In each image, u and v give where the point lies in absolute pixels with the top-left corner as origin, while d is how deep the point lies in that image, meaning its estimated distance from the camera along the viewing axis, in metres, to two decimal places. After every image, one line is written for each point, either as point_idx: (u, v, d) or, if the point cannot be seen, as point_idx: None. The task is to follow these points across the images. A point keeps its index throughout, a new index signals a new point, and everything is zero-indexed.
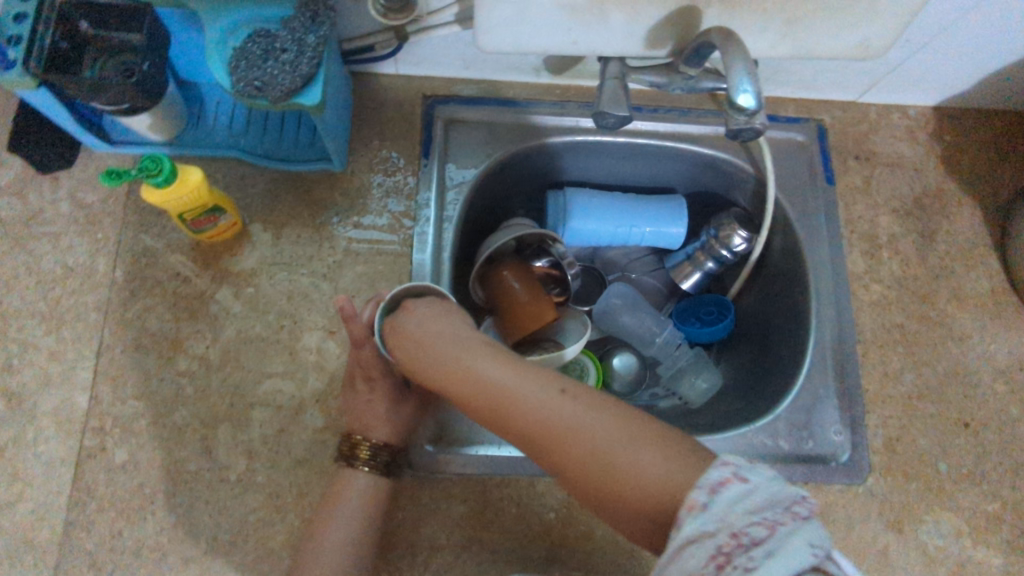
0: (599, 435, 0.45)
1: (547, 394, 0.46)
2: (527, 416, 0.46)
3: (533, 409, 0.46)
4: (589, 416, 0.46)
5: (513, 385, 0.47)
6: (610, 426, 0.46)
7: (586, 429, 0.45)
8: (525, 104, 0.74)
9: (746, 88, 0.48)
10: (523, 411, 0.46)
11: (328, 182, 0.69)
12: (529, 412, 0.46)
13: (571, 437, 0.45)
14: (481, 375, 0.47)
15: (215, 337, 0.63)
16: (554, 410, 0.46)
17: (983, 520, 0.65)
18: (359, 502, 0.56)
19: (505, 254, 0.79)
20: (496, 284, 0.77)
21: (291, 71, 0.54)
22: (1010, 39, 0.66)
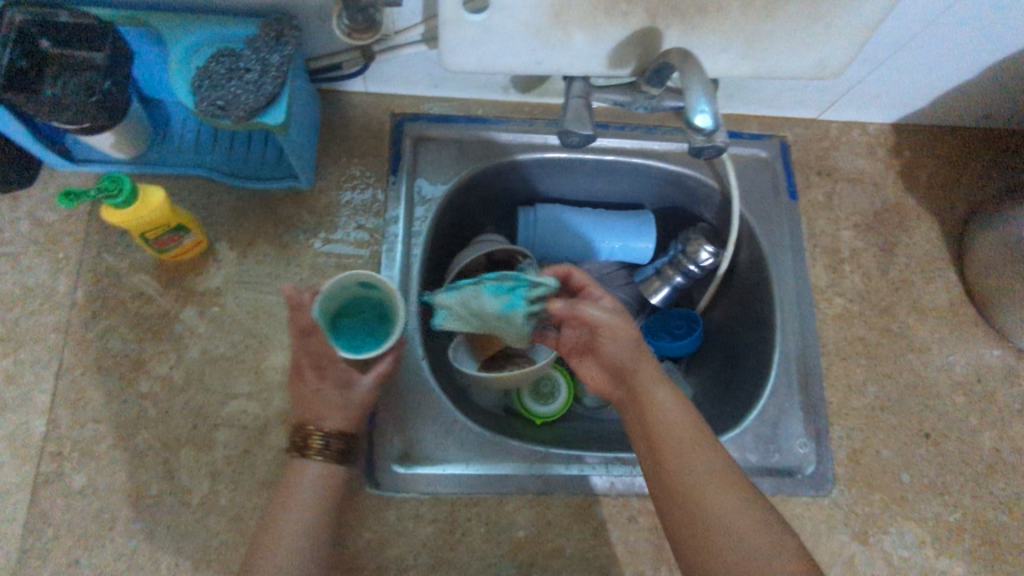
0: (731, 519, 0.49)
1: (699, 435, 0.53)
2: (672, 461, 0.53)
3: (687, 444, 0.53)
4: (731, 500, 0.50)
5: (674, 417, 0.54)
6: (745, 516, 0.50)
7: (719, 505, 0.50)
8: (494, 122, 0.74)
9: (702, 108, 0.48)
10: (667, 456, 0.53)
11: (295, 200, 0.68)
12: (679, 440, 0.53)
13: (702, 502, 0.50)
14: (658, 409, 0.55)
15: (178, 357, 0.62)
16: (705, 480, 0.51)
17: (945, 530, 0.66)
18: (303, 505, 0.55)
19: (477, 270, 0.80)
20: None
21: (253, 92, 0.54)
22: (963, 59, 0.68)
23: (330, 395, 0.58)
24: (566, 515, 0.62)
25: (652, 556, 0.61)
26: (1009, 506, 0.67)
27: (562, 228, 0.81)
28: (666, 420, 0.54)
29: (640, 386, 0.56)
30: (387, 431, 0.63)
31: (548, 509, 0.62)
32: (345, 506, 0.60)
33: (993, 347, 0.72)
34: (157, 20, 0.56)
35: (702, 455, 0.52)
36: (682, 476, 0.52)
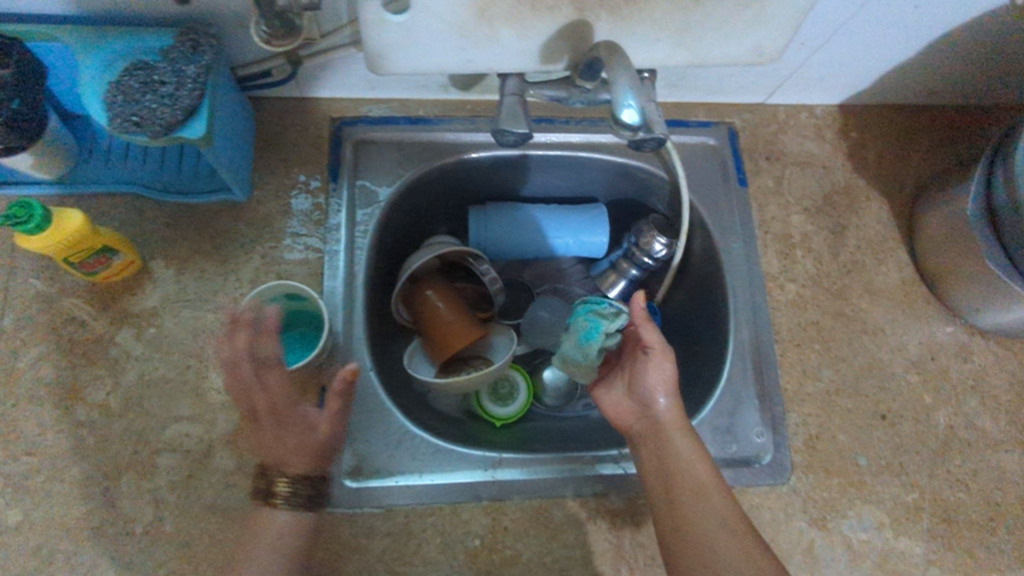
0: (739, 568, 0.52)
1: (700, 472, 0.57)
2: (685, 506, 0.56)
3: (690, 479, 0.57)
4: (740, 548, 0.53)
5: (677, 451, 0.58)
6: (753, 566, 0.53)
7: (728, 553, 0.53)
8: (435, 122, 0.72)
9: (630, 103, 0.46)
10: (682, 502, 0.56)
11: (231, 212, 0.66)
12: (680, 473, 0.57)
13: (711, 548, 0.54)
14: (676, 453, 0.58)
15: (115, 382, 0.60)
16: (717, 528, 0.54)
17: (903, 511, 0.66)
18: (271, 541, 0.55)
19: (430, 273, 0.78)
20: (420, 306, 0.75)
21: (170, 105, 0.50)
22: (903, 39, 0.67)
23: (300, 437, 0.58)
24: (523, 519, 0.61)
25: (612, 556, 0.61)
26: (965, 482, 0.68)
27: (513, 226, 0.79)
28: (682, 467, 0.58)
29: (663, 429, 0.60)
30: (337, 446, 0.61)
31: (504, 515, 0.61)
32: (297, 525, 0.59)
33: (945, 325, 0.73)
34: (65, 36, 0.53)
35: (716, 504, 0.56)
36: (694, 523, 0.55)
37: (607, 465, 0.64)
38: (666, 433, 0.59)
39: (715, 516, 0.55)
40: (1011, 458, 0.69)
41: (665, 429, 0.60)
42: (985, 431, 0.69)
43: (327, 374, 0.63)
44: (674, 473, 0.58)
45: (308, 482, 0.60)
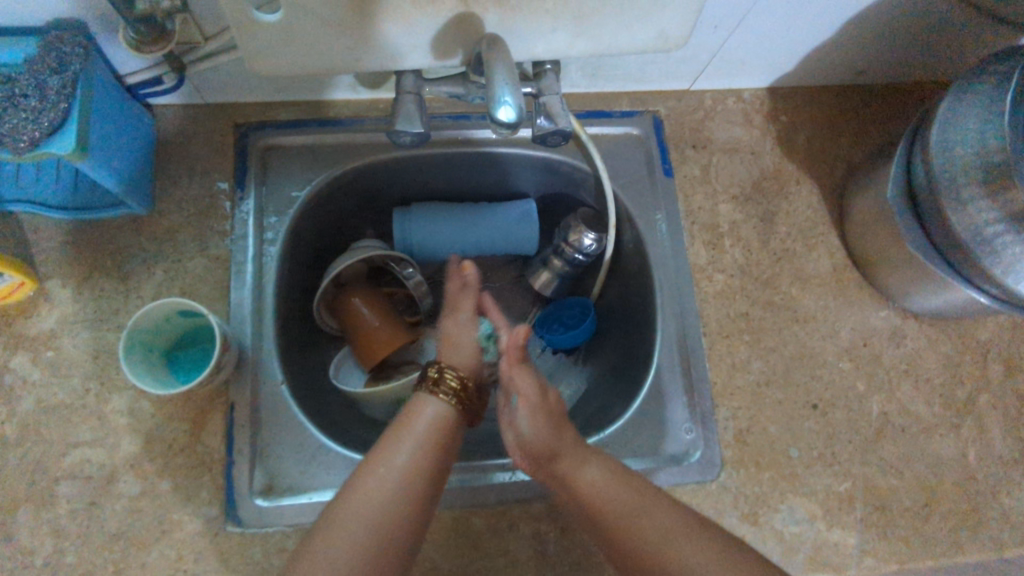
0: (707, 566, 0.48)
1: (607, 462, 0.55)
2: (626, 533, 0.51)
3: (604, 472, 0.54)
4: (694, 544, 0.49)
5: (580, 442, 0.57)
6: (728, 566, 0.48)
7: (686, 549, 0.49)
8: (347, 123, 0.69)
9: (507, 100, 0.45)
10: (631, 526, 0.51)
11: (132, 226, 0.63)
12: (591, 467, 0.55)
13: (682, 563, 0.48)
14: (589, 486, 0.53)
15: (11, 410, 0.58)
16: (668, 534, 0.50)
17: (836, 501, 0.65)
18: (428, 442, 0.53)
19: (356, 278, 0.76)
20: (344, 314, 0.72)
21: (30, 119, 0.48)
22: (819, 19, 0.66)
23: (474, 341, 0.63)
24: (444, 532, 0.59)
25: (535, 562, 0.60)
26: (900, 468, 0.66)
27: (439, 228, 0.77)
28: (609, 502, 0.52)
29: (570, 476, 0.54)
30: (248, 464, 0.59)
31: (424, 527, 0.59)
32: (206, 548, 0.56)
33: (878, 309, 0.71)
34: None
35: (669, 522, 0.51)
36: (650, 543, 0.49)
37: (527, 469, 0.63)
38: (569, 471, 0.54)
39: (672, 522, 0.51)
40: (946, 442, 0.68)
41: (574, 471, 0.54)
42: (919, 416, 0.68)
43: (235, 390, 0.61)
44: (601, 508, 0.52)
45: (216, 503, 0.57)
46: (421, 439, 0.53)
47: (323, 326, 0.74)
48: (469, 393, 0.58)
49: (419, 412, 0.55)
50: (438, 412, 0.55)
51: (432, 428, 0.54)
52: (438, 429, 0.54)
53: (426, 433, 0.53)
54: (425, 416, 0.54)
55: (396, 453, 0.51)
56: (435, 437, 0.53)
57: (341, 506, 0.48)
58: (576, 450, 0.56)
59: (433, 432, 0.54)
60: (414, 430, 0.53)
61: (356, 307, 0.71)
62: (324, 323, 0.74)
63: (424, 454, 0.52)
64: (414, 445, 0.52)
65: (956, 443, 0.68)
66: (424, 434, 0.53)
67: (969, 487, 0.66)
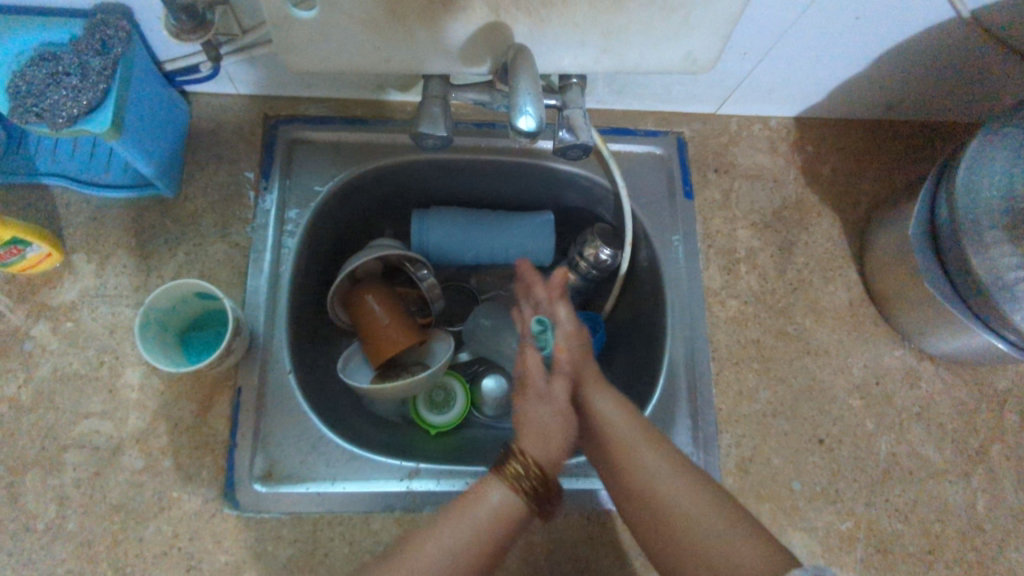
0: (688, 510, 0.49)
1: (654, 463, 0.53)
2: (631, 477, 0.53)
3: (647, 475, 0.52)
4: (687, 491, 0.50)
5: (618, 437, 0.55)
6: (710, 517, 0.48)
7: (674, 497, 0.50)
8: (374, 123, 0.71)
9: (528, 110, 0.46)
10: (629, 469, 0.53)
11: (159, 208, 0.65)
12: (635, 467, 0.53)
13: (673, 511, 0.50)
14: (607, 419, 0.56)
15: (28, 376, 0.59)
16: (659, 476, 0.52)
17: (837, 540, 0.63)
18: (485, 529, 0.50)
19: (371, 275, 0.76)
20: (356, 309, 0.73)
21: (71, 96, 0.50)
22: (851, 52, 0.65)
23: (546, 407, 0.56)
24: None
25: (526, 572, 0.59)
26: (905, 512, 0.65)
27: (457, 232, 0.77)
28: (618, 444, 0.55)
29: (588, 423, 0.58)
30: (249, 448, 0.60)
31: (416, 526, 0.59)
32: (202, 527, 0.57)
33: (893, 348, 0.70)
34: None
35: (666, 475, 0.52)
36: (642, 483, 0.52)
37: None
38: (586, 400, 0.58)
39: (671, 480, 0.51)
40: (955, 489, 0.66)
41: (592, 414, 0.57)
42: (929, 460, 0.67)
43: (244, 374, 0.61)
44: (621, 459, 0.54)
45: (215, 485, 0.58)
46: (481, 528, 0.50)
47: (337, 321, 0.75)
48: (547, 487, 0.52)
49: (485, 496, 0.51)
50: (506, 505, 0.51)
51: (495, 519, 0.50)
52: (502, 523, 0.50)
53: (489, 522, 0.50)
54: (490, 503, 0.51)
55: (448, 538, 0.49)
56: (493, 528, 0.50)
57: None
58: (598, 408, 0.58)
59: (500, 523, 0.50)
60: (475, 517, 0.50)
61: (368, 303, 0.72)
62: (335, 316, 0.74)
63: (474, 548, 0.49)
64: (470, 533, 0.49)
65: (965, 491, 0.66)
66: (485, 524, 0.50)
67: (976, 537, 0.64)
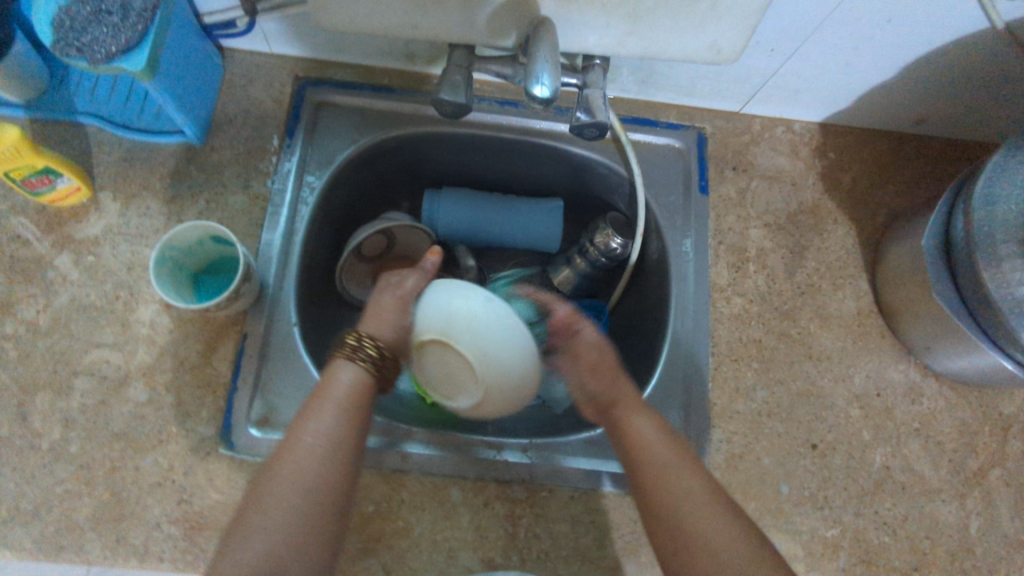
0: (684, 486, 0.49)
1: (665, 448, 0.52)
2: (638, 445, 0.53)
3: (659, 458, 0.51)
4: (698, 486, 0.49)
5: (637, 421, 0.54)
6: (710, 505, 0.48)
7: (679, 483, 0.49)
8: (399, 92, 0.72)
9: (544, 80, 0.47)
10: (632, 435, 0.54)
11: (185, 155, 0.67)
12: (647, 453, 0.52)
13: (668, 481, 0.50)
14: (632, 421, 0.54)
15: (47, 302, 0.62)
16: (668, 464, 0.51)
17: (820, 545, 0.63)
18: (344, 410, 0.51)
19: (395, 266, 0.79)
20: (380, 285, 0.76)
21: (110, 34, 0.52)
22: (882, 58, 0.65)
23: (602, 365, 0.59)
24: (420, 494, 0.61)
25: (505, 543, 0.60)
26: (892, 527, 0.64)
27: (469, 211, 0.79)
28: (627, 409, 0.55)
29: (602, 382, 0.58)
30: (249, 394, 0.62)
31: (402, 486, 0.61)
32: (196, 464, 0.59)
33: (898, 363, 0.69)
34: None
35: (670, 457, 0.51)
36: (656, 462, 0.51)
37: (515, 452, 0.63)
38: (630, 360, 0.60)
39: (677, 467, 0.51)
40: (948, 509, 0.65)
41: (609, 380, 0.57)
42: (924, 478, 0.66)
43: (250, 322, 0.63)
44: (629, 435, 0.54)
45: (213, 425, 0.60)
46: (337, 407, 0.51)
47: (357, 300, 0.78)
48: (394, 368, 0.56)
49: (336, 377, 0.52)
50: (353, 374, 0.52)
51: (351, 396, 0.52)
52: (354, 393, 0.52)
53: (339, 399, 0.51)
54: (341, 383, 0.52)
55: (313, 426, 0.49)
56: (354, 397, 0.52)
57: (252, 510, 0.45)
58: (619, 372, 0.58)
59: (350, 394, 0.52)
60: (330, 399, 0.51)
61: None
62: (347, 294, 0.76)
63: (344, 419, 0.50)
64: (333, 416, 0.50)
65: (959, 512, 0.65)
66: (343, 397, 0.51)
67: (965, 559, 0.64)
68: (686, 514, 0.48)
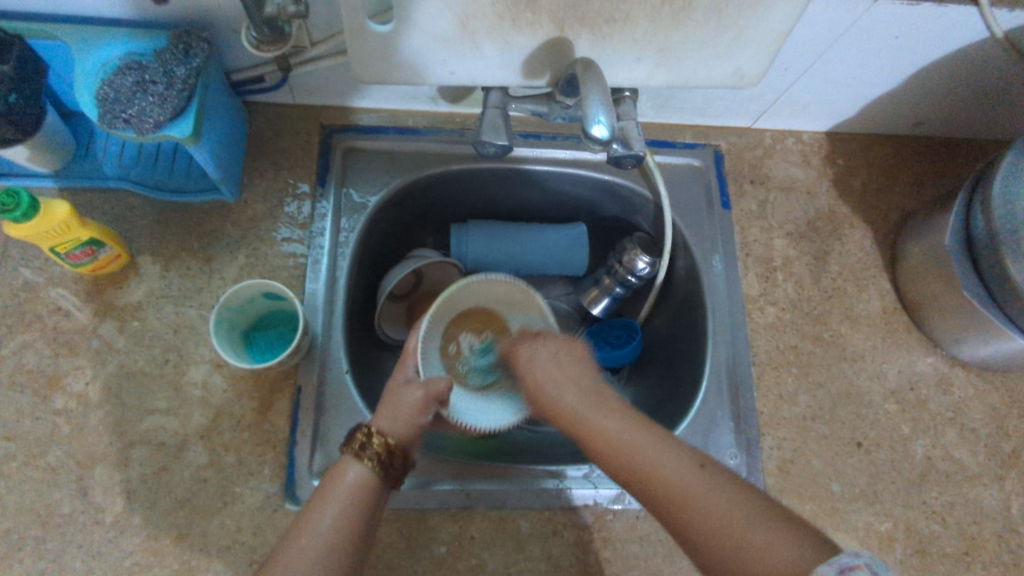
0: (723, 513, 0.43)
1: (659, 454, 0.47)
2: (662, 485, 0.46)
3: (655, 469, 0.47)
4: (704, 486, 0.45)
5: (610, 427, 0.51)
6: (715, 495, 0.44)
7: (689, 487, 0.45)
8: (423, 132, 0.73)
9: (601, 119, 0.49)
10: (649, 478, 0.47)
11: (220, 212, 0.67)
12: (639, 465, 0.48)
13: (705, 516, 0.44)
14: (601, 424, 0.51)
15: (96, 372, 0.61)
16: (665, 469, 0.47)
17: (877, 540, 0.65)
18: (349, 508, 0.48)
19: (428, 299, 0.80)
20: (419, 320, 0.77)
21: (157, 104, 0.52)
22: (888, 69, 0.68)
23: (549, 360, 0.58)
24: (489, 530, 0.61)
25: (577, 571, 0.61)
26: (941, 515, 0.66)
27: (497, 242, 0.80)
28: (637, 452, 0.48)
29: (547, 379, 0.57)
30: (309, 447, 0.61)
31: (471, 524, 0.61)
32: (264, 523, 0.58)
33: (926, 355, 0.72)
34: (52, 29, 0.55)
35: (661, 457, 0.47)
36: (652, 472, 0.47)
37: (577, 482, 0.64)
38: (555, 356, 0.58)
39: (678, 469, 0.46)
40: (989, 492, 0.68)
41: (589, 416, 0.52)
42: (964, 464, 0.69)
43: (304, 374, 0.63)
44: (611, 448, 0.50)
45: (276, 481, 0.60)
46: (340, 509, 0.48)
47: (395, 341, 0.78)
48: (405, 464, 0.53)
49: (342, 474, 0.50)
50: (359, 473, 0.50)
51: (354, 493, 0.49)
52: (360, 491, 0.49)
53: (345, 498, 0.49)
54: (347, 481, 0.50)
55: (314, 527, 0.47)
56: (363, 493, 0.49)
57: None
58: (566, 375, 0.57)
59: (356, 493, 0.49)
60: (333, 498, 0.48)
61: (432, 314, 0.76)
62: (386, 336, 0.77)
63: (347, 522, 0.47)
64: (335, 514, 0.48)
65: (999, 494, 0.68)
66: (351, 495, 0.49)
67: (1011, 539, 0.66)
68: (732, 542, 0.42)
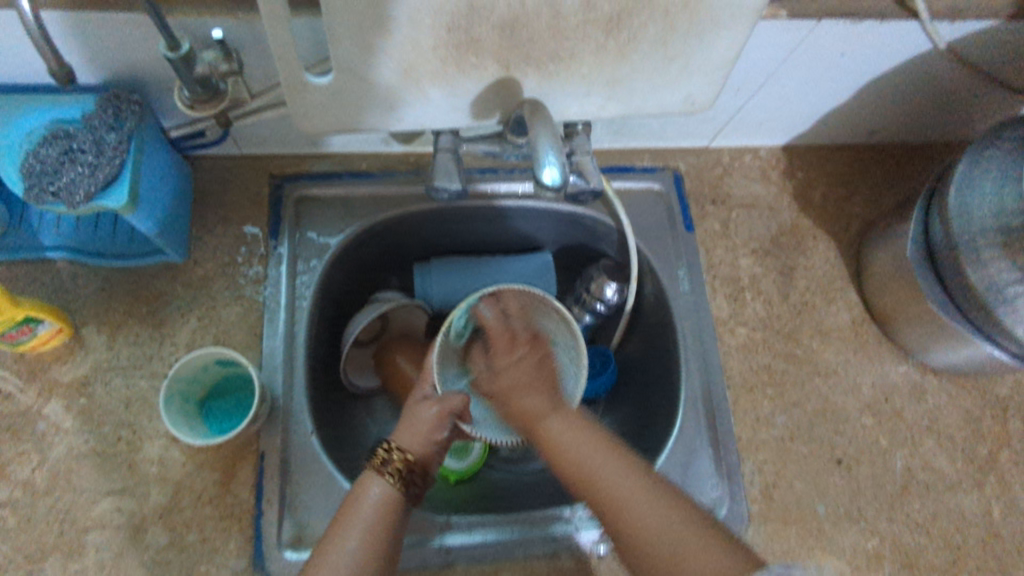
0: (676, 531, 0.43)
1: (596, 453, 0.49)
2: (596, 481, 0.47)
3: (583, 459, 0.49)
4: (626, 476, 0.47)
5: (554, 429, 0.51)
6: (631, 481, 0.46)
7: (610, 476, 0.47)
8: (378, 175, 0.72)
9: (551, 161, 0.47)
10: (598, 486, 0.47)
11: (168, 274, 0.64)
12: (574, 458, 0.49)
13: (646, 532, 0.44)
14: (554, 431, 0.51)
15: (42, 457, 0.57)
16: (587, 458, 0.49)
17: (864, 559, 0.64)
18: (375, 526, 0.48)
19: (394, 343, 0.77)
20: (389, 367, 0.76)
21: (88, 174, 0.50)
22: (837, 84, 0.68)
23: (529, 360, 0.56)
24: None
25: None
26: (925, 526, 0.66)
27: (461, 279, 0.78)
28: (603, 463, 0.48)
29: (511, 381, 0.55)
30: (276, 516, 0.59)
31: None
32: None
33: (898, 364, 0.73)
34: None
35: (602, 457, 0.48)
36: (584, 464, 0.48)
37: (560, 524, 0.62)
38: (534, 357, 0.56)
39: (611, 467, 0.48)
40: (970, 498, 0.68)
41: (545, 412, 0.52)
42: (943, 473, 0.68)
43: (266, 439, 0.60)
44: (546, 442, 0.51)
45: (243, 556, 0.57)
46: (366, 528, 0.47)
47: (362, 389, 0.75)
48: (425, 480, 0.53)
49: (365, 493, 0.49)
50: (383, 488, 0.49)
51: (383, 512, 0.49)
52: (389, 510, 0.49)
53: (368, 516, 0.48)
54: (370, 498, 0.49)
55: (342, 549, 0.46)
56: (391, 509, 0.49)
57: None
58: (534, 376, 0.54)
59: (385, 508, 0.49)
60: (358, 519, 0.48)
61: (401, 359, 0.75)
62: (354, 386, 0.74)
63: (377, 541, 0.47)
64: (360, 537, 0.47)
65: (980, 500, 0.68)
66: (378, 510, 0.48)
67: (996, 546, 0.66)
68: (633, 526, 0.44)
